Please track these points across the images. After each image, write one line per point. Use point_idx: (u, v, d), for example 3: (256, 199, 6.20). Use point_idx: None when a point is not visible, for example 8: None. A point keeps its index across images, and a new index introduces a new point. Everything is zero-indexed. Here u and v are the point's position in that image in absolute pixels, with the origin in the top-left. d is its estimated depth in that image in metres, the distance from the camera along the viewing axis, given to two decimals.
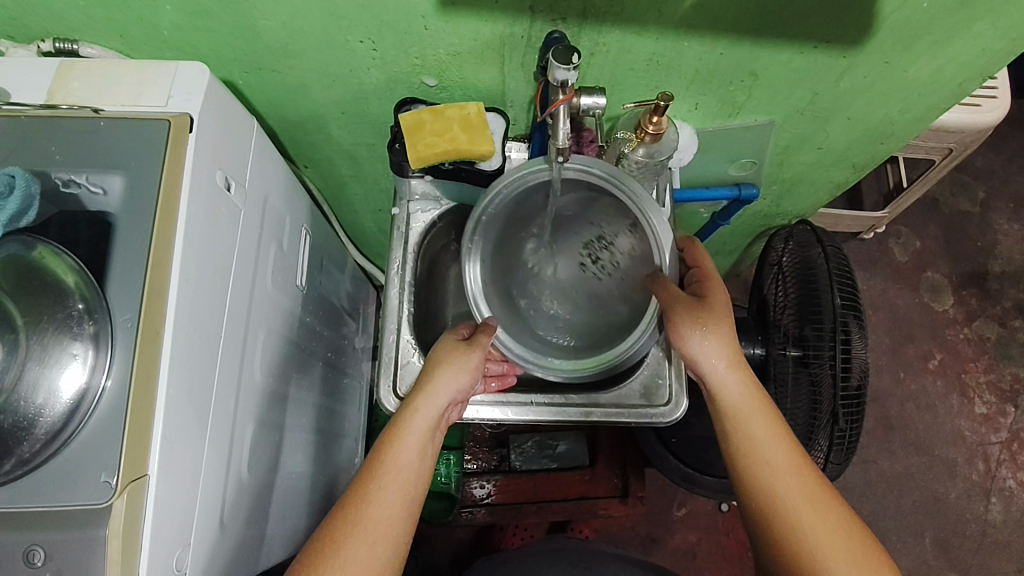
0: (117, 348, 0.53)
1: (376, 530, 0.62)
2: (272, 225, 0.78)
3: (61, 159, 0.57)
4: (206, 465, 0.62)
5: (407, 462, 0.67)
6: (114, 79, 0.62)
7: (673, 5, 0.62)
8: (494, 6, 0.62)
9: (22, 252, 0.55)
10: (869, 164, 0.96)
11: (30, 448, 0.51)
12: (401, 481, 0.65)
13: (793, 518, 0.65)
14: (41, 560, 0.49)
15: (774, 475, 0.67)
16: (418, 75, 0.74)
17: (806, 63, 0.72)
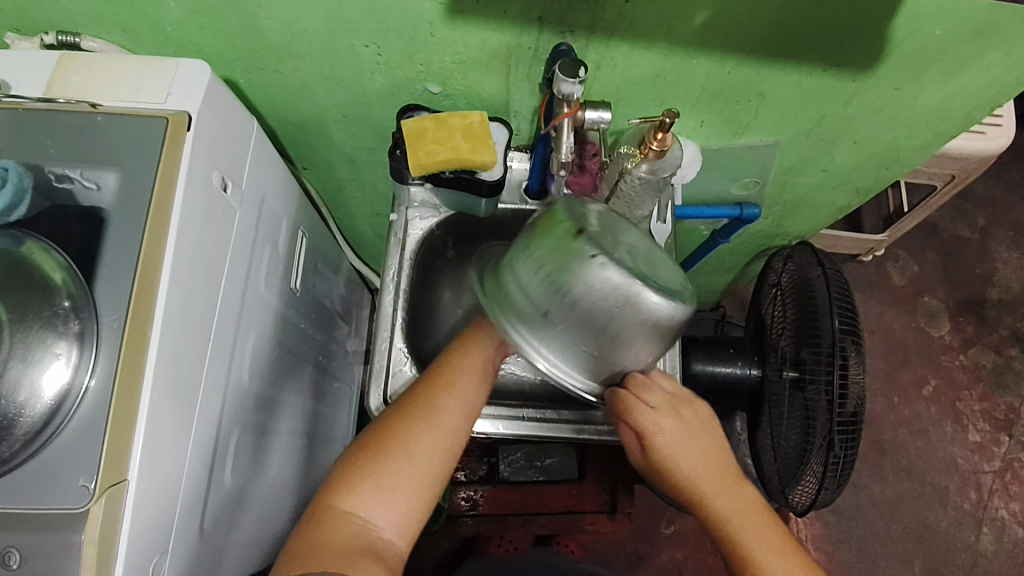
0: (102, 350, 0.52)
1: (445, 415, 0.64)
2: (268, 227, 0.77)
3: (56, 153, 0.56)
4: (187, 472, 0.60)
5: (473, 365, 0.69)
6: (114, 74, 0.61)
7: (683, 22, 0.62)
8: (502, 14, 0.62)
9: (11, 246, 0.54)
10: (872, 188, 0.96)
11: (8, 449, 0.49)
12: (467, 379, 0.68)
13: None
14: (17, 563, 0.48)
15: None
16: (422, 82, 0.73)
17: (815, 85, 0.71)
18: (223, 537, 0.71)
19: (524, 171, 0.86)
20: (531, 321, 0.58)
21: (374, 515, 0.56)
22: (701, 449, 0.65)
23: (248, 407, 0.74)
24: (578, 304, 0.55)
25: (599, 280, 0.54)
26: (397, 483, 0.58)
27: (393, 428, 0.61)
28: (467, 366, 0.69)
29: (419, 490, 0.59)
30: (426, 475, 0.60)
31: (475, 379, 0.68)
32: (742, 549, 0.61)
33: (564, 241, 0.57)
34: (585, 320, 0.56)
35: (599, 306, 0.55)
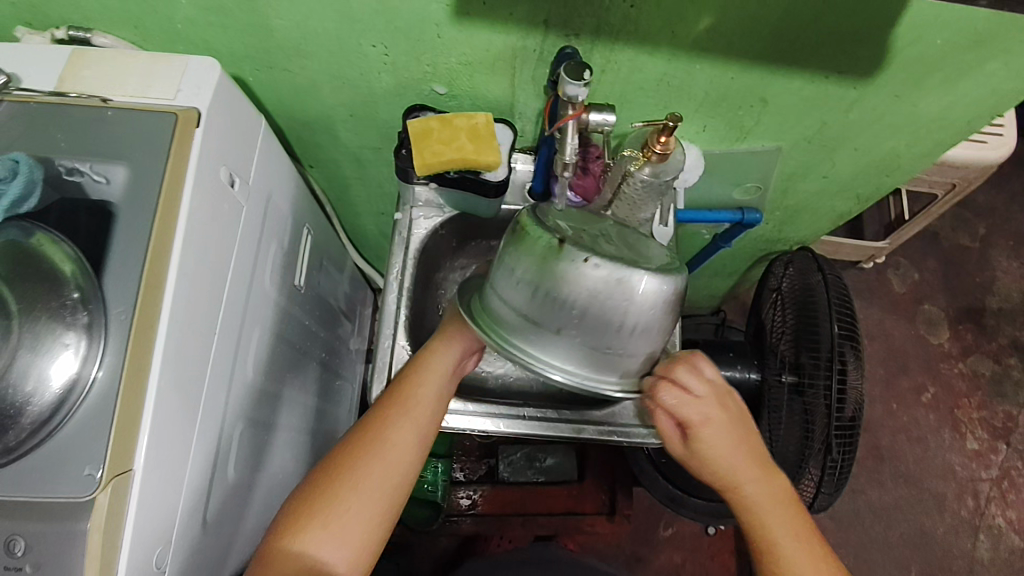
0: (110, 342, 0.52)
1: (394, 451, 0.63)
2: (274, 224, 0.77)
3: (67, 147, 0.57)
4: (191, 464, 0.61)
5: (425, 395, 0.68)
6: (125, 69, 0.62)
7: (686, 27, 0.63)
8: (508, 17, 0.62)
9: (21, 238, 0.55)
10: (873, 195, 0.96)
11: (15, 437, 0.50)
12: (420, 409, 0.67)
13: None
14: (22, 551, 0.49)
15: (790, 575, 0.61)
16: (428, 82, 0.74)
17: (817, 91, 0.72)
18: (225, 531, 0.71)
19: (528, 172, 0.86)
20: (546, 339, 0.56)
21: (326, 555, 0.57)
22: (742, 437, 0.63)
23: (251, 402, 0.75)
24: (587, 308, 0.54)
25: (595, 280, 0.54)
26: (350, 525, 0.59)
27: (346, 456, 0.62)
28: (418, 396, 0.68)
29: (372, 517, 0.60)
30: (378, 503, 0.61)
31: (431, 402, 0.68)
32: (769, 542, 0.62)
33: (547, 252, 0.56)
34: (596, 324, 0.55)
35: (603, 303, 0.54)
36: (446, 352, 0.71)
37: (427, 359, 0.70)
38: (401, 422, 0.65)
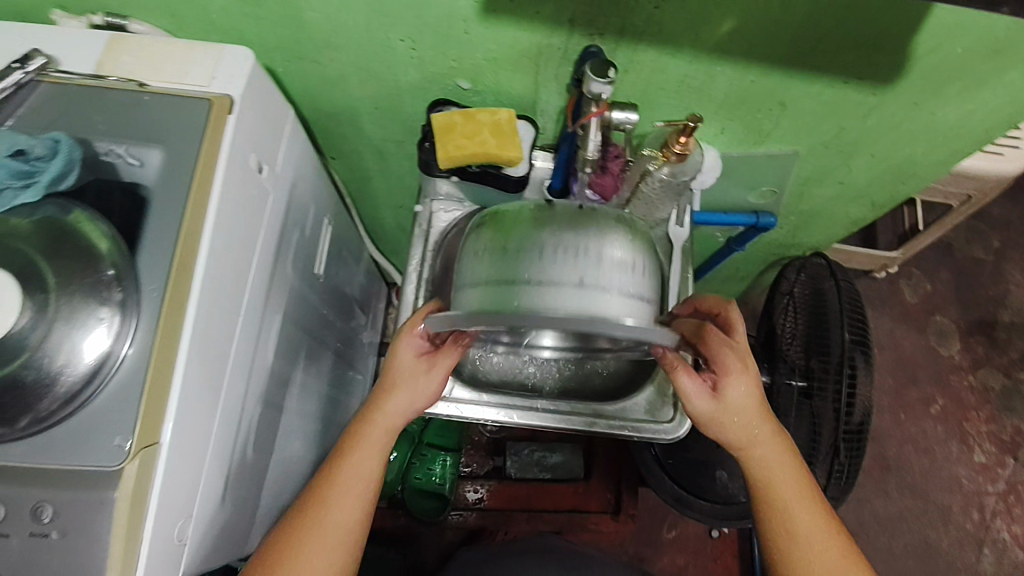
0: (142, 319, 0.54)
1: (332, 533, 0.66)
2: (297, 212, 0.79)
3: (104, 129, 0.58)
4: (213, 443, 0.63)
5: (363, 469, 0.69)
6: (160, 55, 0.63)
7: (710, 29, 0.64)
8: (535, 15, 0.64)
9: (59, 215, 0.55)
10: (888, 202, 0.97)
11: (48, 407, 0.51)
12: (358, 485, 0.68)
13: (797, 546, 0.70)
14: (48, 517, 0.50)
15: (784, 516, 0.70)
16: (453, 77, 0.75)
17: (836, 97, 0.73)
18: (242, 511, 0.73)
19: (546, 169, 0.86)
20: (559, 286, 0.60)
21: None
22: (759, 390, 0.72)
23: (270, 385, 0.76)
24: (584, 252, 0.61)
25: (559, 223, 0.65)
26: None
27: (289, 534, 0.66)
28: (355, 472, 0.69)
29: None
30: None
31: (370, 468, 0.70)
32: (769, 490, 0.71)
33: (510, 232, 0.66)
34: (598, 265, 0.61)
35: (599, 249, 0.62)
36: (383, 422, 0.70)
37: (371, 417, 0.70)
38: (337, 502, 0.67)
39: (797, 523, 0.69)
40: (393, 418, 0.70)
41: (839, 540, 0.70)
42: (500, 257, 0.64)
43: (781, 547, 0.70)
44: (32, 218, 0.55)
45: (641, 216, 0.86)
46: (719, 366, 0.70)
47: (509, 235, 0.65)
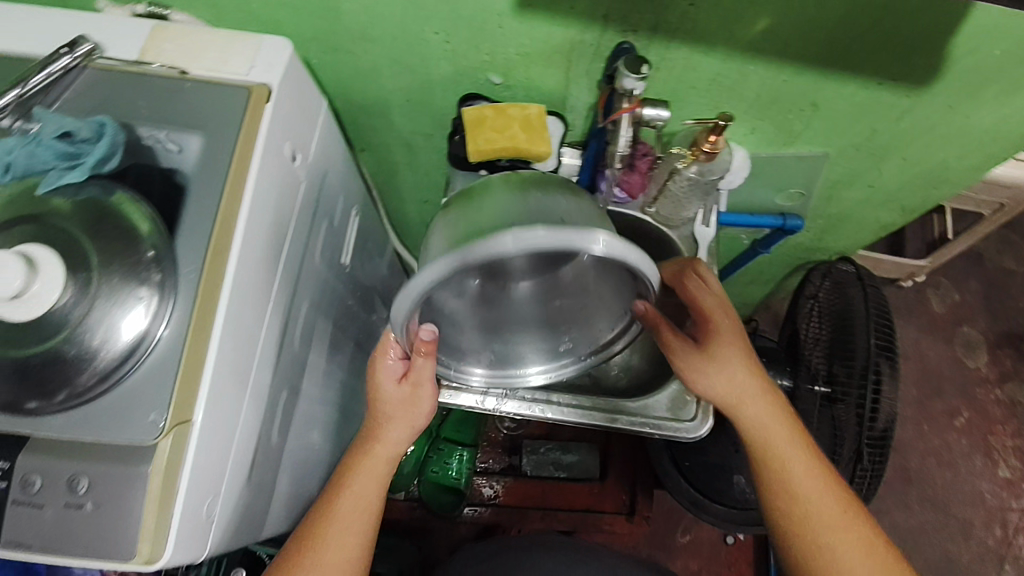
0: (179, 300, 0.55)
1: (331, 564, 0.67)
2: (327, 202, 0.80)
3: (146, 114, 0.60)
4: (241, 424, 0.64)
5: (358, 502, 0.70)
6: (201, 44, 0.65)
7: (744, 27, 0.64)
8: (569, 10, 0.64)
9: (102, 196, 0.57)
10: (919, 207, 0.96)
11: (85, 382, 0.53)
12: (356, 517, 0.69)
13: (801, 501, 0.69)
14: (83, 489, 0.52)
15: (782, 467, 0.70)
16: (485, 71, 0.76)
17: (870, 98, 0.72)
18: (265, 493, 0.74)
19: (574, 166, 0.86)
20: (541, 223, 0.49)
21: None
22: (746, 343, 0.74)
23: (296, 371, 0.78)
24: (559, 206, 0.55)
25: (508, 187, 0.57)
26: None
27: (298, 544, 0.68)
28: (351, 505, 0.70)
29: None
30: None
31: (368, 497, 0.70)
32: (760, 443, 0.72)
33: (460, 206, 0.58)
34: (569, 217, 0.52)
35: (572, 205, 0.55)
36: (378, 453, 0.72)
37: (370, 444, 0.72)
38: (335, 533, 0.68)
39: (793, 473, 0.70)
40: (388, 446, 0.72)
41: (838, 492, 0.70)
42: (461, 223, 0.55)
43: (779, 498, 0.70)
44: (76, 198, 0.56)
45: (665, 216, 0.85)
46: (707, 312, 0.73)
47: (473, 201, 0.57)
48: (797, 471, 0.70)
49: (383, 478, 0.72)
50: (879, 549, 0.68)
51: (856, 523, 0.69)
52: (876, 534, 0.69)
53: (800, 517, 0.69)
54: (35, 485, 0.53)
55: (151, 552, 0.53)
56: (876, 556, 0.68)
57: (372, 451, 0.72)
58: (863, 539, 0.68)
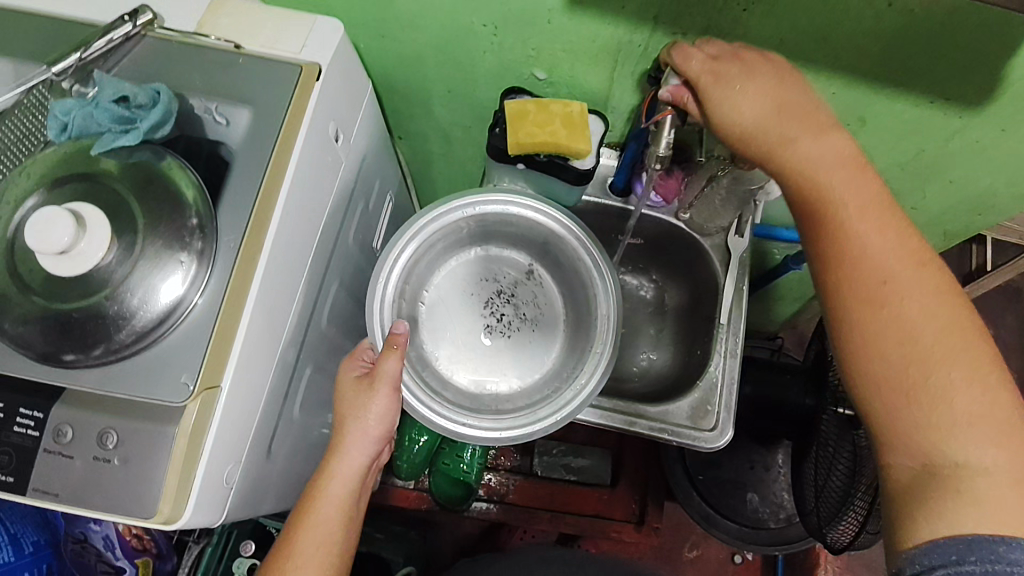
0: (216, 268, 0.56)
1: None
2: (364, 185, 0.81)
3: (199, 86, 0.61)
4: (267, 395, 0.65)
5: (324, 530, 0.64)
6: (256, 21, 0.66)
7: (796, 36, 0.63)
8: (621, 9, 0.64)
9: (152, 161, 0.58)
10: (961, 233, 0.94)
11: (122, 340, 0.54)
12: (321, 550, 0.63)
13: (892, 333, 0.53)
14: (112, 444, 0.54)
15: (871, 289, 0.54)
16: (530, 67, 0.76)
17: (919, 116, 0.71)
18: (283, 466, 0.75)
19: (610, 168, 0.88)
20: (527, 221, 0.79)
21: None
22: (782, 104, 0.59)
23: (321, 349, 0.79)
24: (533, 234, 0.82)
25: (499, 270, 0.86)
26: None
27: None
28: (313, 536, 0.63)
29: None
30: None
31: (331, 526, 0.64)
32: (839, 247, 0.56)
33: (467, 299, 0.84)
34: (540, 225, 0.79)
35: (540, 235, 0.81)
36: (341, 475, 0.65)
37: (328, 461, 0.66)
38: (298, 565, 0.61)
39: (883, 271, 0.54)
40: (349, 465, 0.66)
41: (955, 326, 0.52)
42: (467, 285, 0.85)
43: (866, 306, 0.54)
44: (128, 160, 0.57)
45: (699, 223, 0.86)
46: (696, 84, 0.61)
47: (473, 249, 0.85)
48: (898, 274, 0.54)
49: (351, 502, 0.66)
50: (996, 405, 0.50)
51: (978, 368, 0.51)
52: (1006, 390, 0.50)
53: (889, 330, 0.53)
54: (66, 436, 0.54)
55: (171, 512, 0.54)
56: (995, 407, 0.50)
57: (336, 472, 0.66)
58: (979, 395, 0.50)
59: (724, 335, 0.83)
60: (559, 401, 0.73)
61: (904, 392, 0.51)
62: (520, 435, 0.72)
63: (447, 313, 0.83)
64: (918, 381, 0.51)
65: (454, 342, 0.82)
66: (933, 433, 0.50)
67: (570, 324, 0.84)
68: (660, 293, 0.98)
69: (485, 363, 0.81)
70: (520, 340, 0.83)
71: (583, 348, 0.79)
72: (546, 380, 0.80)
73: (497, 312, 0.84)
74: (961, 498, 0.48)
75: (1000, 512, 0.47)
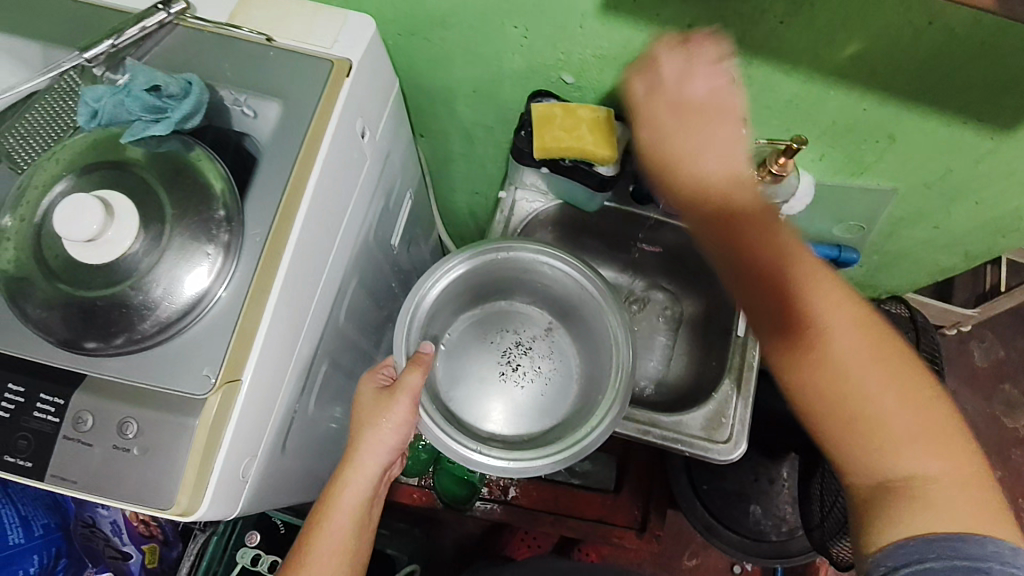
0: (242, 261, 0.56)
1: None
2: (386, 182, 0.81)
3: (230, 78, 0.61)
4: (285, 390, 0.65)
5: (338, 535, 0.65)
6: (288, 15, 0.66)
7: (833, 50, 0.63)
8: (656, 16, 0.64)
9: (182, 151, 0.58)
10: (983, 254, 0.93)
11: (144, 331, 0.54)
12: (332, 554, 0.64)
13: (824, 375, 0.53)
14: (132, 433, 0.54)
15: (799, 333, 0.54)
16: (559, 70, 0.76)
17: (950, 136, 0.70)
18: (295, 461, 0.75)
19: None
20: (551, 273, 0.79)
21: None
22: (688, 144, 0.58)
23: (338, 345, 0.78)
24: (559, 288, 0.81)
25: (522, 321, 0.89)
26: None
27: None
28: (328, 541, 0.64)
29: None
30: None
31: (345, 533, 0.65)
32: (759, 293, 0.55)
33: (485, 346, 0.87)
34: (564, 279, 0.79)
35: (563, 289, 0.81)
36: (356, 481, 0.66)
37: (343, 468, 0.66)
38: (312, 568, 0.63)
39: (805, 298, 0.54)
40: (365, 473, 0.66)
41: (877, 343, 0.53)
42: (487, 331, 0.88)
43: (794, 349, 0.54)
44: (157, 150, 0.57)
45: None
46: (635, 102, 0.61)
47: (497, 297, 0.88)
48: (815, 294, 0.54)
49: (364, 508, 0.67)
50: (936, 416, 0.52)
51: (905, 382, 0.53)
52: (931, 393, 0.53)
53: (816, 362, 0.53)
54: (86, 424, 0.54)
55: (189, 504, 0.54)
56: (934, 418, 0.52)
57: (352, 480, 0.66)
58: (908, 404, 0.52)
59: (740, 347, 0.84)
60: (570, 441, 0.71)
61: (845, 412, 0.52)
62: (526, 468, 0.70)
63: (465, 357, 0.86)
64: (853, 412, 0.52)
65: (469, 387, 0.84)
66: (879, 446, 0.52)
67: (583, 384, 0.84)
68: (675, 302, 0.97)
69: (494, 410, 0.82)
70: (532, 392, 0.84)
71: (598, 397, 0.77)
72: (556, 429, 0.80)
73: (514, 362, 0.87)
74: (913, 504, 0.50)
75: (950, 512, 0.49)
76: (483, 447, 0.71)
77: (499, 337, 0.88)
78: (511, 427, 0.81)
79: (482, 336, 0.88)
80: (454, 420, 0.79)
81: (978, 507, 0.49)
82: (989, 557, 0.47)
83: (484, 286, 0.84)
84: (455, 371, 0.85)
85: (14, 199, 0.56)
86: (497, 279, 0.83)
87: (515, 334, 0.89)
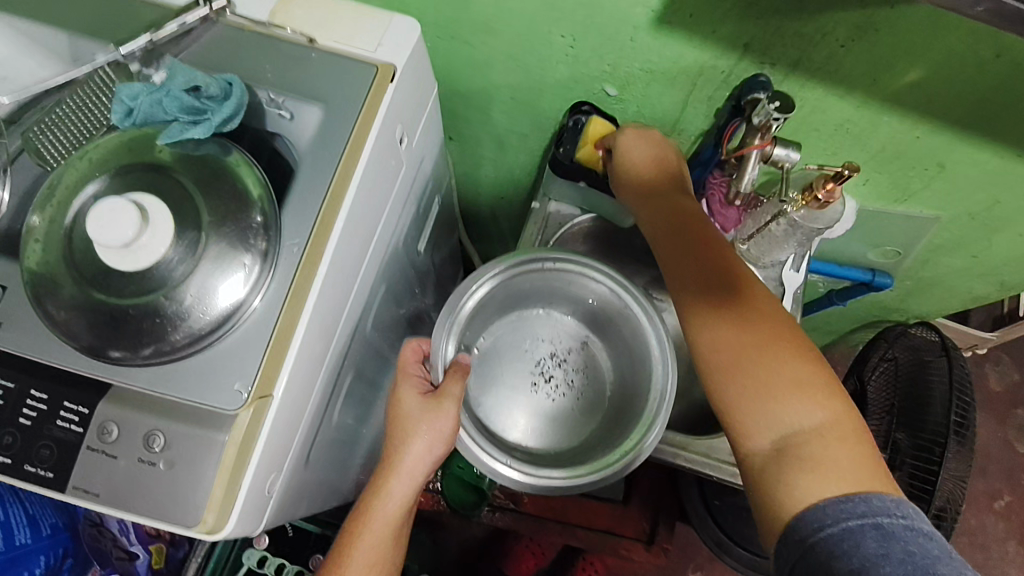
0: (278, 272, 0.54)
1: None
2: (419, 188, 0.79)
3: (272, 79, 0.59)
4: (313, 402, 0.63)
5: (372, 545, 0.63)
6: (332, 15, 0.64)
7: (891, 77, 0.61)
8: (710, 33, 0.62)
9: (219, 154, 0.56)
10: (1019, 284, 0.91)
11: (174, 341, 0.52)
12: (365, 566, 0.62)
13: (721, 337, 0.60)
14: (160, 447, 0.52)
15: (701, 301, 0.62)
16: (602, 82, 0.74)
17: (1003, 168, 0.69)
18: (316, 472, 0.73)
19: None
20: (595, 287, 0.77)
21: None
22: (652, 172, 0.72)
23: (364, 354, 0.77)
24: (601, 302, 0.79)
25: (557, 330, 0.87)
26: None
27: None
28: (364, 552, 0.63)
29: None
30: None
31: (380, 546, 0.64)
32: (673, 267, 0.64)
33: (518, 354, 0.84)
34: (607, 295, 0.77)
35: (605, 304, 0.79)
36: (395, 492, 0.64)
37: (386, 477, 0.65)
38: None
39: (711, 277, 0.62)
40: (406, 484, 0.65)
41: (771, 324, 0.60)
42: (519, 338, 0.85)
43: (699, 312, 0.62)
44: (194, 152, 0.55)
45: (756, 255, 0.82)
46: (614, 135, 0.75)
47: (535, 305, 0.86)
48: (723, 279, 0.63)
49: (400, 520, 0.65)
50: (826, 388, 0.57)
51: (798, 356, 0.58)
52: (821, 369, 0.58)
53: (713, 324, 0.61)
54: (111, 435, 0.52)
55: (215, 522, 0.52)
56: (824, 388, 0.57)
57: (391, 489, 0.64)
58: (791, 367, 0.58)
59: None
60: (602, 463, 0.70)
61: (742, 370, 0.58)
62: (553, 487, 0.68)
63: (497, 362, 0.83)
64: (745, 368, 0.58)
65: (500, 396, 0.81)
66: (770, 406, 0.57)
67: (614, 402, 0.82)
68: None
69: (521, 421, 0.81)
70: (563, 406, 0.83)
71: (633, 417, 0.75)
72: (584, 448, 0.78)
73: (547, 373, 0.84)
74: (807, 467, 0.54)
75: (836, 467, 0.54)
76: (514, 461, 0.69)
77: (532, 344, 0.85)
78: (537, 440, 0.80)
79: (514, 342, 0.85)
80: (485, 430, 0.76)
81: (862, 470, 0.54)
82: (876, 511, 0.51)
83: (523, 293, 0.81)
84: (484, 376, 0.82)
85: (42, 198, 0.54)
86: (536, 287, 0.80)
87: (547, 341, 0.86)
